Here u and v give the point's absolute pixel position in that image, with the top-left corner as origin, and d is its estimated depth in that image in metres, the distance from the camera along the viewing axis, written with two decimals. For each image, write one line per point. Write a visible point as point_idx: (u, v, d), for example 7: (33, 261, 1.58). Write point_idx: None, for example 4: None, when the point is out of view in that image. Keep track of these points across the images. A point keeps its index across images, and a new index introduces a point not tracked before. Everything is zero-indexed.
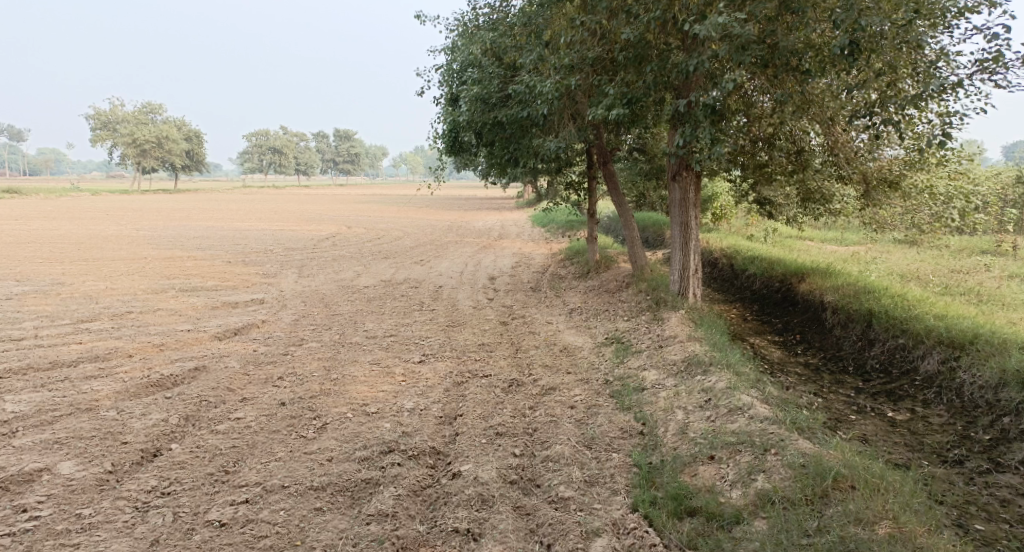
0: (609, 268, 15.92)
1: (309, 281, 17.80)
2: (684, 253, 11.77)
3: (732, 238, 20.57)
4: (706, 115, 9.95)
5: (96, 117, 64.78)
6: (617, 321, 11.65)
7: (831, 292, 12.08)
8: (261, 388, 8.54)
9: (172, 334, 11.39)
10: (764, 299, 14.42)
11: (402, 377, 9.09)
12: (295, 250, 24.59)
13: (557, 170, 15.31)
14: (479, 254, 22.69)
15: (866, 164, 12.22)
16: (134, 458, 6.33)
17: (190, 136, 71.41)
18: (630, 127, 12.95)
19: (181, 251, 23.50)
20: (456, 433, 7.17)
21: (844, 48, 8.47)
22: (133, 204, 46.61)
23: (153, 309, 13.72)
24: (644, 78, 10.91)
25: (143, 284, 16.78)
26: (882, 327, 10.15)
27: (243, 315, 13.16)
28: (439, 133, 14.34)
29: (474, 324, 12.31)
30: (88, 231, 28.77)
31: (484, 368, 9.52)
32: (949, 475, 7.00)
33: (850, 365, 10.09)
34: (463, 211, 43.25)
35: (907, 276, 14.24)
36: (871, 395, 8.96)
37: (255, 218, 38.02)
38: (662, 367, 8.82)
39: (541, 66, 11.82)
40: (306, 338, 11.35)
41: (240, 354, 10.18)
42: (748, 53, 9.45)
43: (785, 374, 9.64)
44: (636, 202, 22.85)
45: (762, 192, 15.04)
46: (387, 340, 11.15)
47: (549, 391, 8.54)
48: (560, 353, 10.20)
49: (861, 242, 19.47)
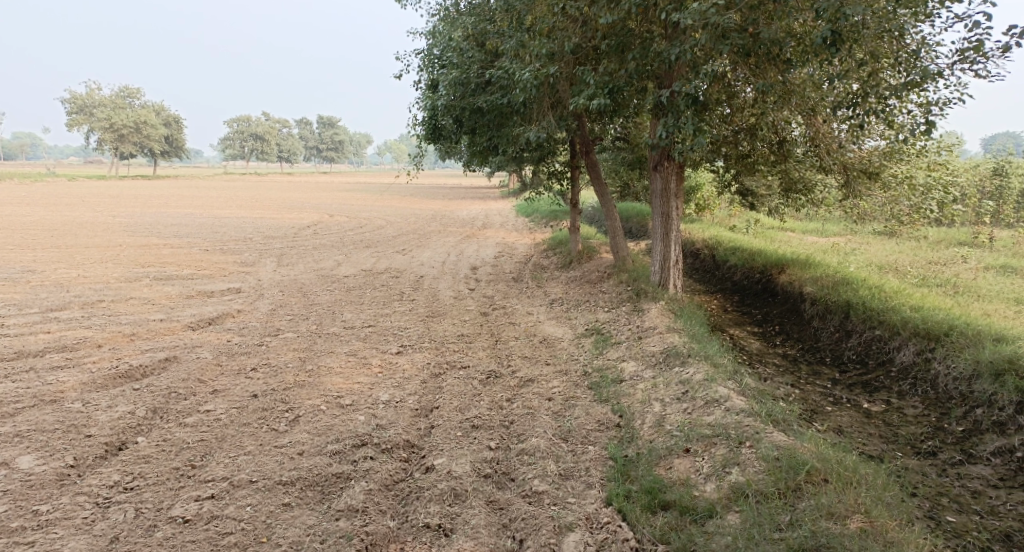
0: (591, 258, 15.86)
1: (288, 270, 17.59)
2: (665, 244, 11.72)
3: (714, 229, 20.58)
4: (688, 105, 9.87)
5: (73, 101, 63.67)
6: (597, 312, 11.59)
7: (810, 283, 12.10)
8: (233, 379, 8.40)
9: (145, 324, 11.19)
10: (745, 290, 14.44)
11: (379, 368, 8.98)
12: (275, 238, 24.32)
13: (539, 159, 15.19)
14: (462, 244, 22.56)
15: (847, 155, 12.21)
16: (98, 452, 6.20)
17: (170, 122, 70.42)
18: (612, 116, 12.85)
19: (158, 238, 23.17)
20: (431, 425, 7.08)
21: (826, 39, 8.40)
22: (111, 190, 45.92)
23: (126, 298, 13.50)
24: (626, 67, 10.80)
25: (117, 272, 16.51)
26: (860, 318, 10.16)
27: (218, 305, 12.97)
28: (419, 120, 14.15)
29: (454, 314, 12.22)
30: (63, 217, 28.34)
31: (462, 359, 9.43)
32: (923, 467, 7.01)
33: (828, 357, 10.11)
34: (447, 199, 42.99)
35: (886, 267, 14.29)
36: (847, 387, 8.98)
37: (236, 206, 37.60)
38: (641, 359, 8.77)
39: (521, 53, 11.66)
40: (282, 328, 11.21)
41: (214, 345, 10.02)
42: (728, 42, 9.37)
43: (763, 366, 9.64)
44: (619, 192, 22.80)
45: (744, 183, 15.01)
46: (365, 330, 11.03)
47: (527, 383, 8.47)
48: (539, 344, 10.13)
49: (841, 233, 19.54)
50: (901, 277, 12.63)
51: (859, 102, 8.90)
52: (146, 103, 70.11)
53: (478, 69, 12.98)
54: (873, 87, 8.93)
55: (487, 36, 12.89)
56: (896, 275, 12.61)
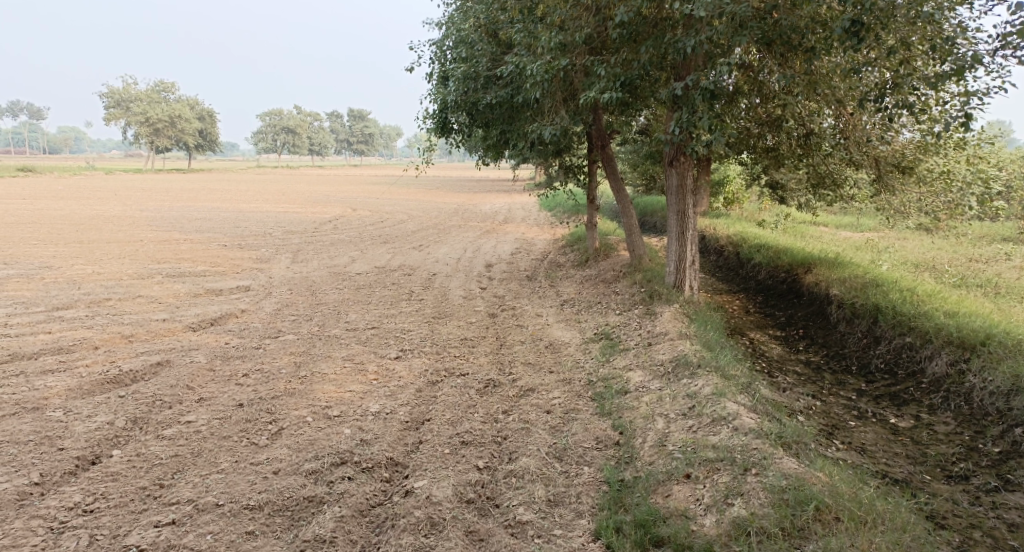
0: (608, 257, 15.33)
1: (302, 267, 17.35)
2: (680, 243, 11.16)
3: (742, 224, 19.87)
4: (704, 99, 9.31)
5: (109, 95, 64.68)
6: (608, 315, 11.08)
7: (836, 285, 11.45)
8: (222, 386, 8.09)
9: (145, 325, 10.97)
10: (769, 290, 13.81)
11: (375, 375, 8.60)
12: (295, 233, 24.14)
13: (554, 153, 14.66)
14: (481, 239, 22.15)
15: (878, 149, 11.50)
16: (66, 467, 6.02)
17: (203, 116, 71.09)
18: (628, 109, 12.27)
19: (179, 233, 23.16)
20: (419, 441, 6.70)
21: (849, 29, 7.73)
22: (142, 183, 46.53)
23: (134, 296, 13.31)
24: (639, 59, 10.24)
25: (131, 268, 16.41)
26: (889, 324, 9.53)
27: (223, 304, 12.73)
28: (428, 114, 13.70)
29: (462, 315, 11.81)
30: (92, 211, 28.60)
31: (461, 366, 9.01)
32: (953, 493, 6.44)
33: (853, 365, 9.48)
34: (474, 192, 42.65)
35: (921, 266, 13.55)
36: (873, 399, 8.38)
37: (263, 199, 37.63)
38: (648, 368, 8.26)
39: (532, 45, 11.12)
40: (283, 329, 10.91)
41: (210, 348, 9.73)
42: (747, 33, 8.77)
43: (782, 375, 9.07)
44: (644, 186, 22.15)
45: (769, 177, 14.33)
46: (368, 333, 10.67)
47: (527, 393, 8.02)
48: (544, 349, 9.67)
49: (875, 230, 18.72)
50: (936, 278, 11.92)
51: (890, 95, 8.24)
52: (180, 97, 70.84)
53: (489, 62, 12.49)
54: (905, 77, 8.26)
55: (499, 28, 12.37)
56: (932, 275, 11.90)
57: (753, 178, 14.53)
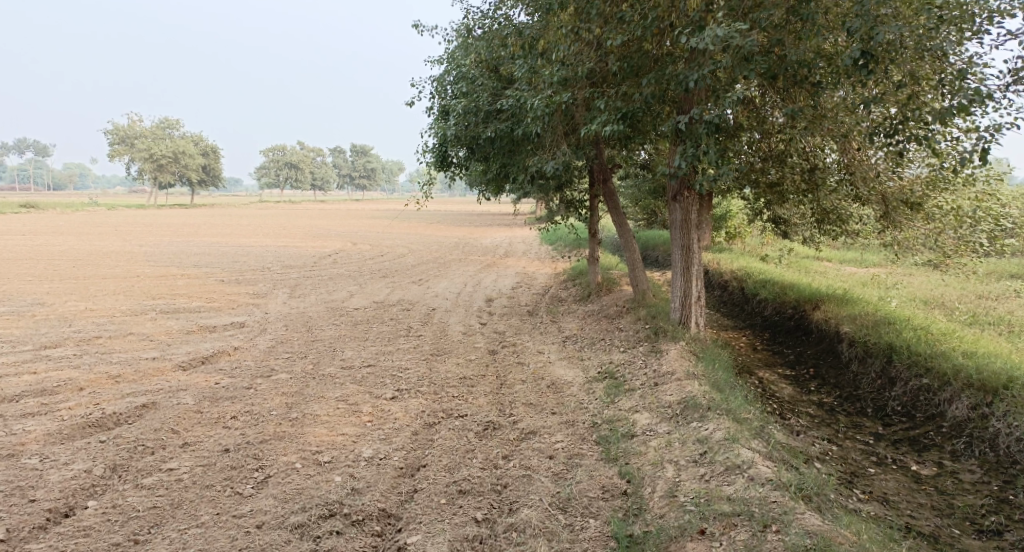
0: (611, 291, 15.01)
1: (299, 302, 17.03)
2: (686, 278, 10.85)
3: (745, 259, 19.61)
4: (708, 132, 9.07)
5: (114, 132, 65.13)
6: (612, 352, 10.73)
7: (847, 322, 11.13)
8: (209, 430, 7.73)
9: (134, 364, 10.62)
10: (775, 326, 13.47)
11: (369, 417, 8.23)
12: (294, 267, 23.89)
13: (555, 187, 14.43)
14: (482, 274, 21.85)
15: (885, 184, 11.29)
16: (37, 521, 5.77)
17: (206, 152, 71.45)
18: (631, 143, 12.06)
19: (176, 269, 22.87)
20: (414, 489, 6.32)
21: (858, 60, 7.48)
22: (144, 218, 46.44)
23: (125, 333, 12.96)
24: (642, 92, 10.05)
25: (125, 305, 16.10)
26: (905, 364, 9.17)
27: (216, 341, 12.38)
28: (427, 148, 13.48)
29: (461, 353, 11.46)
30: (90, 246, 28.37)
31: (460, 407, 8.63)
32: (985, 550, 6.04)
33: (868, 407, 9.09)
34: (474, 227, 42.52)
35: (930, 303, 13.24)
36: (892, 444, 7.99)
37: (263, 234, 37.49)
38: (655, 411, 7.88)
39: (533, 79, 10.96)
40: (276, 368, 10.55)
41: (199, 389, 9.37)
42: (752, 66, 8.53)
43: (795, 417, 8.69)
44: (646, 220, 21.92)
45: (773, 211, 14.10)
46: (364, 371, 10.31)
47: (528, 437, 7.64)
48: (546, 389, 9.30)
49: (881, 265, 18.45)
50: (947, 315, 11.60)
51: (900, 130, 8.03)
52: (184, 133, 71.33)
53: (489, 96, 12.31)
54: (916, 112, 8.05)
55: (500, 62, 12.24)
56: (943, 313, 11.60)
57: (757, 212, 14.30)
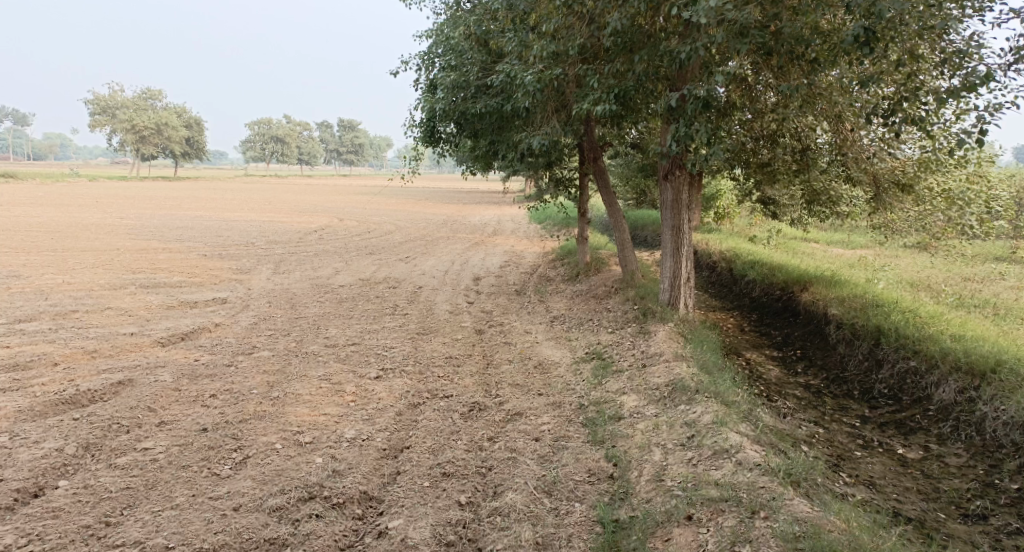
0: (599, 271, 14.87)
1: (283, 278, 16.78)
2: (675, 260, 10.72)
3: (733, 239, 19.53)
4: (701, 110, 8.88)
5: (96, 102, 63.93)
6: (600, 333, 10.61)
7: (835, 304, 11.07)
8: (187, 408, 7.56)
9: (112, 339, 10.39)
10: (764, 307, 13.41)
11: (352, 397, 8.07)
12: (279, 243, 23.56)
13: (545, 165, 14.21)
14: (469, 252, 21.65)
15: (876, 165, 11.19)
16: (5, 501, 5.62)
17: (191, 124, 70.34)
18: (622, 120, 11.84)
19: (158, 242, 22.48)
20: (397, 472, 6.20)
21: (858, 38, 7.28)
22: (126, 191, 45.72)
23: (104, 308, 12.67)
24: (635, 69, 9.82)
25: (104, 279, 15.78)
26: (893, 347, 9.11)
27: (198, 317, 12.13)
28: (415, 123, 13.19)
29: (447, 332, 11.29)
30: (71, 219, 27.85)
31: (445, 387, 8.48)
32: (972, 535, 5.99)
33: (855, 390, 9.03)
34: (462, 204, 42.22)
35: (917, 286, 13.21)
36: (879, 427, 7.93)
37: (249, 208, 37.02)
38: (643, 393, 7.77)
39: (523, 53, 10.69)
40: (259, 345, 10.35)
41: (178, 366, 9.16)
42: (747, 41, 8.29)
43: (782, 399, 8.62)
44: (635, 199, 21.78)
45: (762, 192, 13.98)
46: (348, 349, 10.14)
47: (514, 418, 7.52)
48: (533, 370, 9.16)
49: (867, 247, 18.43)
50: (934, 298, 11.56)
51: (896, 108, 7.86)
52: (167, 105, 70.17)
53: (479, 70, 12.03)
54: (913, 90, 7.88)
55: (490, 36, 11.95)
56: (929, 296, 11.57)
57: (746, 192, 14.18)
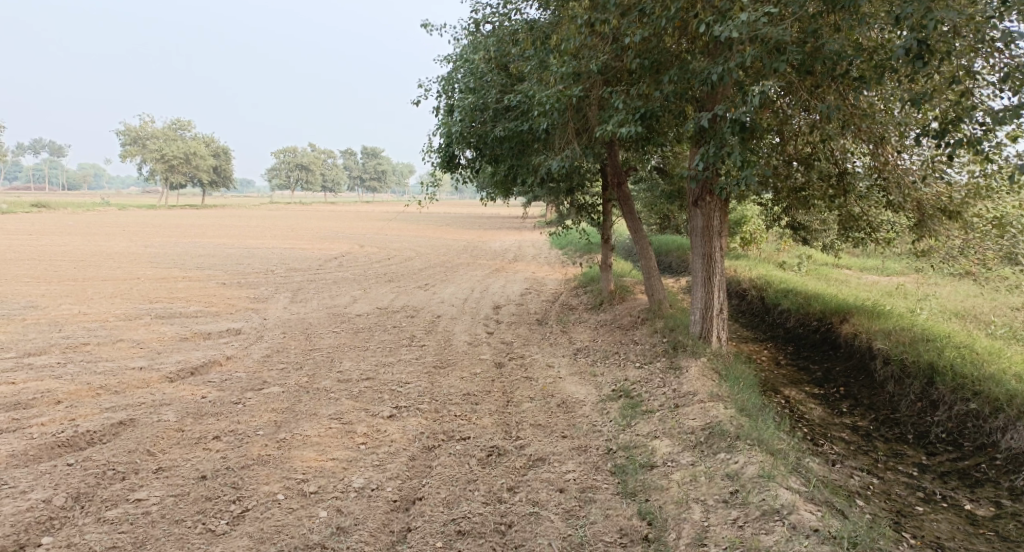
0: (624, 300, 14.26)
1: (300, 307, 16.39)
2: (707, 289, 10.11)
3: (762, 266, 18.89)
4: (734, 132, 8.34)
5: (126, 132, 64.99)
6: (627, 368, 10.01)
7: (880, 337, 10.41)
8: (187, 452, 7.12)
9: (119, 374, 9.98)
10: (799, 339, 12.71)
11: (363, 439, 7.56)
12: (299, 270, 23.31)
13: (568, 190, 13.75)
14: (490, 279, 21.15)
15: (921, 190, 10.49)
16: None
17: (219, 153, 71.23)
18: (647, 144, 11.33)
19: (179, 271, 22.28)
20: (407, 528, 5.85)
21: (908, 53, 6.71)
22: (152, 219, 46.14)
23: (115, 339, 12.32)
24: (662, 89, 9.29)
25: (120, 309, 15.49)
26: (949, 387, 8.65)
27: (210, 349, 11.71)
28: (433, 148, 12.77)
29: (466, 365, 10.76)
30: (94, 247, 27.89)
31: (462, 428, 7.94)
32: None
33: (909, 433, 8.52)
34: (483, 230, 41.93)
35: (962, 316, 12.59)
36: (940, 477, 7.45)
37: (271, 235, 37.00)
38: (677, 437, 7.17)
39: (543, 74, 10.28)
40: (269, 380, 9.88)
41: (183, 403, 8.71)
42: (783, 58, 7.72)
43: (829, 443, 8.11)
44: (659, 224, 21.21)
45: (789, 217, 13.30)
46: (362, 385, 9.65)
47: (537, 465, 6.95)
48: (556, 409, 8.57)
49: (903, 274, 17.74)
50: (983, 330, 10.87)
51: (949, 130, 7.28)
52: (196, 134, 71.24)
53: (498, 93, 11.66)
54: (967, 110, 7.34)
55: (509, 58, 11.55)
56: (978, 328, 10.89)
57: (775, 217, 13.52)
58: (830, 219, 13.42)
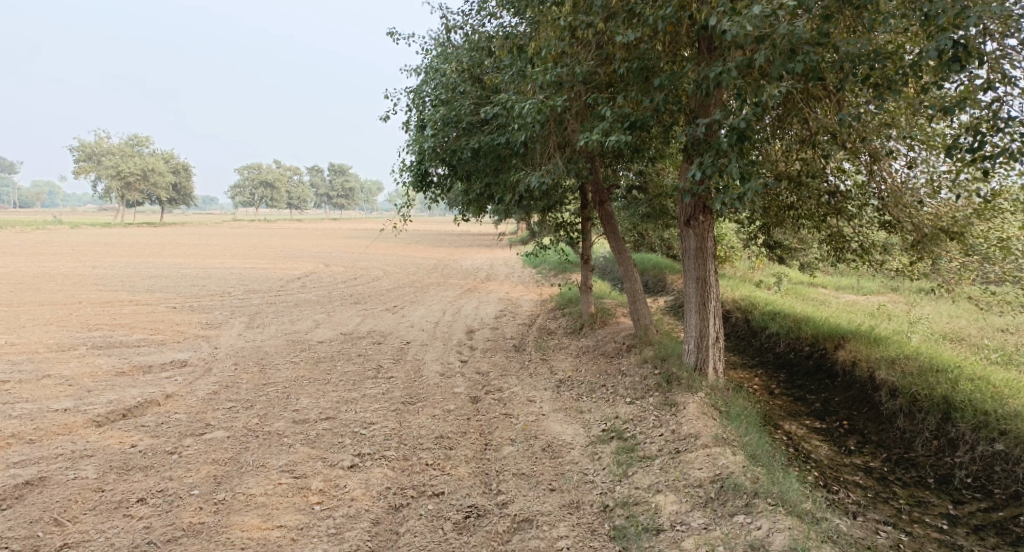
0: (606, 324, 13.33)
1: (256, 334, 15.15)
2: (701, 316, 9.21)
3: (740, 285, 18.17)
4: (735, 142, 7.40)
5: (81, 147, 62.57)
6: (616, 403, 9.06)
7: (884, 365, 9.62)
8: (102, 520, 6.09)
9: (38, 418, 8.70)
10: (791, 365, 11.88)
11: (317, 498, 6.50)
12: (258, 292, 21.97)
13: (545, 208, 12.85)
14: (460, 300, 20.08)
15: (917, 209, 9.33)
16: None
17: (180, 170, 69.09)
18: (632, 158, 10.47)
19: (126, 294, 20.75)
20: None
21: (944, 52, 5.93)
22: (103, 237, 44.06)
23: (41, 375, 10.95)
24: (653, 98, 8.40)
25: (54, 339, 14.06)
26: (970, 425, 7.91)
27: (150, 386, 10.44)
28: (403, 166, 11.77)
29: (437, 400, 9.71)
30: (38, 269, 26.11)
31: (433, 479, 6.92)
32: None
33: (930, 476, 7.69)
34: (452, 247, 41.08)
35: (952, 338, 12.00)
36: (975, 532, 6.66)
37: (231, 254, 35.45)
38: (682, 492, 6.30)
39: (521, 83, 9.38)
40: (214, 422, 8.71)
41: (108, 454, 7.51)
42: (795, 60, 6.87)
43: (845, 489, 7.25)
44: (634, 243, 20.45)
45: (768, 236, 12.39)
46: (321, 426, 8.55)
47: (523, 528, 6.08)
48: (541, 454, 7.57)
49: (883, 292, 17.30)
50: (979, 355, 10.21)
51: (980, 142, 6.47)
52: (154, 151, 69.07)
53: (472, 105, 10.69)
54: (988, 120, 6.66)
55: (484, 69, 10.67)
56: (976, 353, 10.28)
57: (752, 236, 12.44)
58: (809, 237, 12.56)
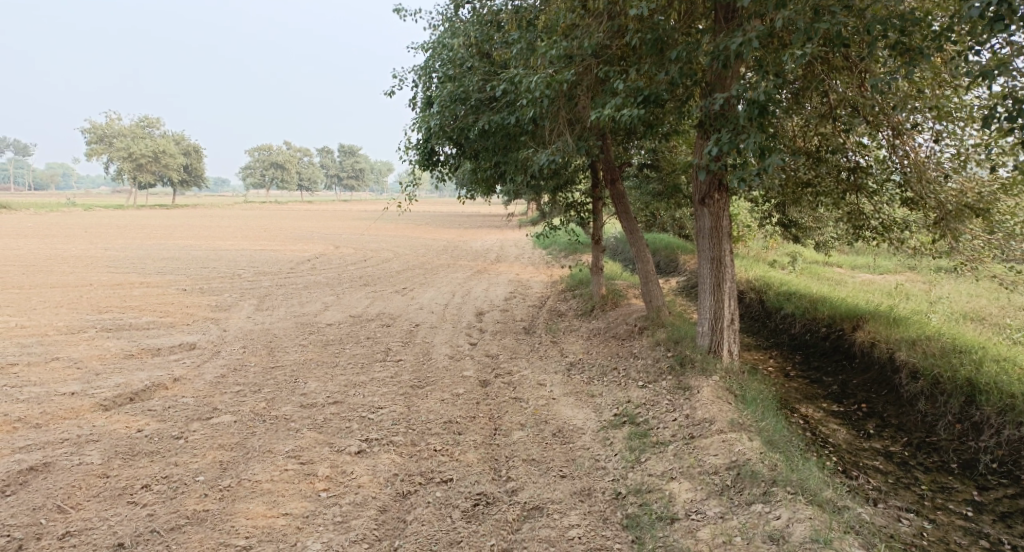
0: (617, 306, 13.13)
1: (265, 317, 15.06)
2: (716, 297, 8.98)
3: (754, 265, 17.88)
4: (753, 116, 7.11)
5: (92, 129, 62.61)
6: (628, 387, 8.88)
7: (904, 346, 9.37)
8: (107, 507, 6.01)
9: (45, 402, 8.63)
10: (807, 346, 11.65)
11: (324, 484, 6.39)
12: (268, 274, 21.89)
13: (555, 187, 12.60)
14: (471, 281, 19.92)
15: (941, 186, 9.02)
16: None
17: (190, 152, 69.09)
18: (645, 135, 10.18)
19: (137, 276, 20.73)
20: None
21: (984, 14, 5.54)
22: (115, 219, 44.17)
23: (50, 358, 10.90)
24: (667, 72, 8.11)
25: (64, 321, 14.01)
26: (996, 408, 7.67)
27: (158, 369, 10.35)
28: (409, 145, 11.55)
29: (447, 383, 9.57)
30: (50, 251, 26.15)
31: (442, 465, 6.79)
32: None
33: (953, 461, 7.48)
34: (463, 228, 40.89)
35: (973, 318, 11.72)
36: (1001, 519, 6.45)
37: (242, 235, 35.42)
38: (697, 479, 6.13)
39: (530, 58, 9.10)
40: (221, 406, 8.61)
41: (114, 439, 7.42)
42: (818, 29, 6.55)
43: (866, 475, 7.06)
44: (646, 223, 20.16)
45: (784, 215, 12.08)
46: (328, 410, 8.43)
47: (533, 516, 5.95)
48: (552, 438, 7.42)
49: (900, 271, 16.97)
50: (1000, 335, 9.94)
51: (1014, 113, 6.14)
52: (165, 133, 69.06)
53: (480, 82, 10.42)
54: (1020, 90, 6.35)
55: (492, 44, 10.32)
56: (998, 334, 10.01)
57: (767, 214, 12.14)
58: (826, 215, 12.23)
